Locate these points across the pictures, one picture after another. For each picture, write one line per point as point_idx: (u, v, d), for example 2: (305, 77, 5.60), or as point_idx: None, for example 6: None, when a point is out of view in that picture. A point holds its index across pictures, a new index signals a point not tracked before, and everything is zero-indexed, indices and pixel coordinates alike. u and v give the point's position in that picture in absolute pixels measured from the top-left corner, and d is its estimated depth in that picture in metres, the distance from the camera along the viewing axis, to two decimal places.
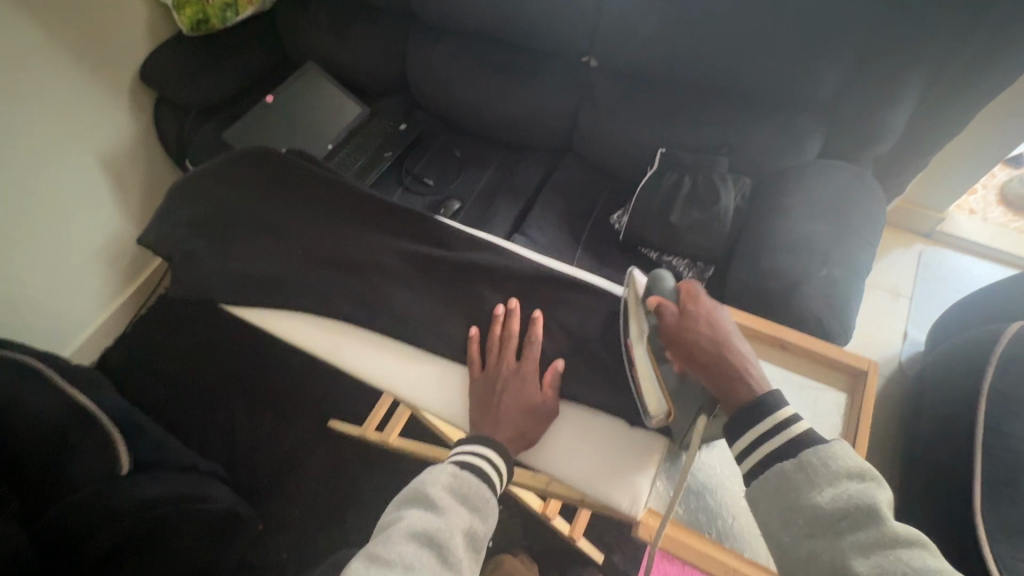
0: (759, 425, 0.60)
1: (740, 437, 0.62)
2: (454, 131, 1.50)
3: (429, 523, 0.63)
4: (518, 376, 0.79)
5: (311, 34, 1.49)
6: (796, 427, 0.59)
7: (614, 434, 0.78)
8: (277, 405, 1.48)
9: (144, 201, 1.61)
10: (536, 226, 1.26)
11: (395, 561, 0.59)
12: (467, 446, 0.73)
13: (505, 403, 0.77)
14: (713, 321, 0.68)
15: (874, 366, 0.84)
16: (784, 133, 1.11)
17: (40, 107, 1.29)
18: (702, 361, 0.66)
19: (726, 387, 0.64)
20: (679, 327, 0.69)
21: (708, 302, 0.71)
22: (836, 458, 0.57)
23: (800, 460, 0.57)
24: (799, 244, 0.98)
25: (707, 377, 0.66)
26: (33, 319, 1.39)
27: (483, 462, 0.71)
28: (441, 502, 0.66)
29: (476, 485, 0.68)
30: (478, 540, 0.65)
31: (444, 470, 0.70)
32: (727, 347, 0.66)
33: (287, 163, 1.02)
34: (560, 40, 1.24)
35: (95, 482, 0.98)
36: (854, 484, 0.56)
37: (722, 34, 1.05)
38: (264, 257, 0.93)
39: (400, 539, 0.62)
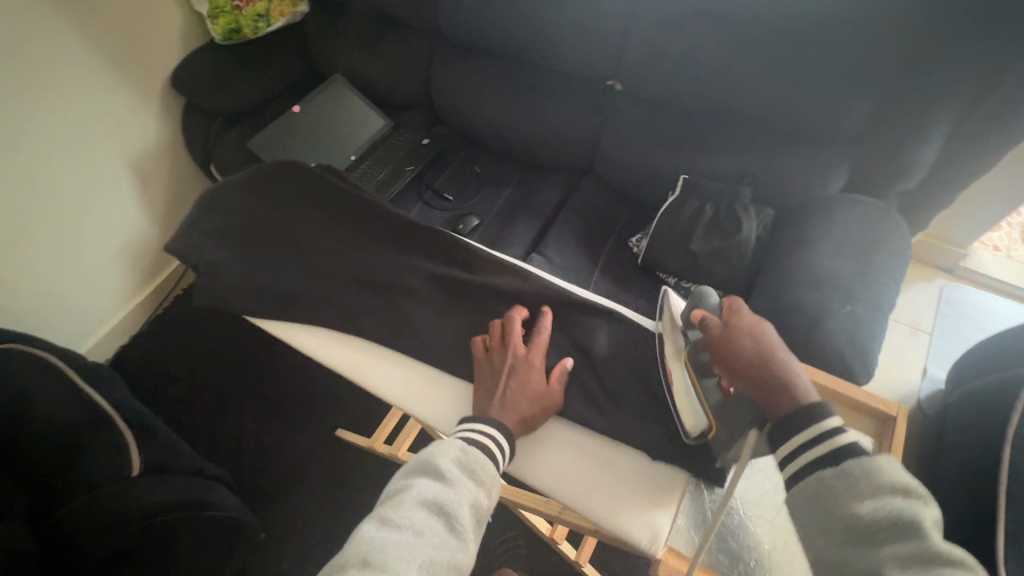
0: (803, 432, 0.59)
1: (781, 445, 0.60)
2: (475, 147, 1.51)
3: (438, 493, 0.64)
4: (528, 363, 0.81)
5: (340, 47, 1.52)
6: (841, 436, 0.57)
7: (633, 469, 0.77)
8: (286, 412, 1.48)
9: (167, 203, 1.64)
10: (554, 246, 1.26)
11: (406, 526, 0.60)
12: (474, 423, 0.73)
13: (512, 387, 0.78)
14: (758, 331, 0.68)
15: (903, 412, 0.84)
16: (809, 165, 1.11)
17: (72, 108, 1.32)
18: (744, 371, 0.66)
19: (772, 396, 0.63)
20: (722, 337, 0.69)
21: (752, 314, 0.71)
22: (880, 470, 0.53)
23: (841, 468, 0.55)
24: (822, 279, 0.97)
25: (751, 389, 0.65)
26: (52, 314, 1.41)
27: (489, 438, 0.71)
28: (450, 474, 0.66)
29: (484, 460, 0.68)
30: (482, 513, 0.65)
31: (453, 444, 0.69)
32: (772, 356, 0.65)
33: (315, 177, 1.02)
34: (584, 63, 1.24)
35: (106, 484, 1.00)
36: (898, 499, 0.52)
37: (750, 63, 1.06)
38: (291, 271, 0.94)
39: (410, 505, 0.62)
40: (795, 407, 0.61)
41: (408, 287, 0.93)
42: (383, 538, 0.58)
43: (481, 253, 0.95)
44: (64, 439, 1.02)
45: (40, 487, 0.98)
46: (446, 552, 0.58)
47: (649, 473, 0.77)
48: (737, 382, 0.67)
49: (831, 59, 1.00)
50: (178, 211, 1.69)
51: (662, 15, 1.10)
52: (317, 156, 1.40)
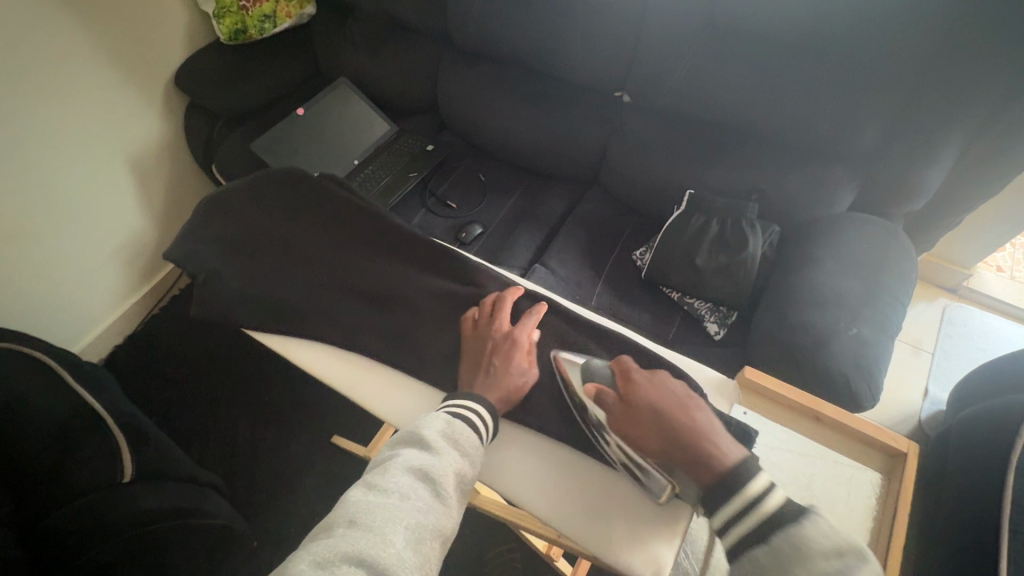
0: (732, 502, 0.56)
1: (717, 514, 0.57)
2: (479, 154, 1.50)
3: (425, 461, 0.63)
4: (512, 341, 0.82)
5: (346, 50, 1.51)
6: (765, 504, 0.55)
7: (638, 499, 0.75)
8: (281, 418, 1.47)
9: (167, 203, 1.62)
10: (557, 258, 1.25)
11: (392, 490, 0.59)
12: (458, 400, 0.73)
13: (493, 364, 0.80)
14: (653, 394, 0.69)
15: (915, 450, 0.76)
16: (816, 183, 1.10)
17: (74, 105, 1.30)
18: (658, 446, 0.65)
19: (693, 461, 0.62)
20: (625, 416, 0.70)
21: (641, 375, 0.73)
22: (809, 540, 0.51)
23: (771, 547, 0.52)
24: (828, 299, 0.96)
25: (671, 460, 0.64)
26: (45, 313, 1.39)
27: (473, 414, 0.71)
28: (437, 444, 0.66)
29: (469, 433, 0.69)
30: (466, 482, 0.65)
31: (438, 417, 0.70)
32: (674, 416, 0.66)
33: (319, 186, 1.02)
34: (594, 72, 1.23)
35: (95, 491, 0.98)
36: (833, 565, 0.49)
37: (761, 79, 1.05)
38: (294, 286, 0.92)
39: (397, 471, 0.61)
40: (715, 467, 0.60)
41: (412, 303, 0.92)
42: (369, 502, 0.58)
43: (484, 270, 0.95)
44: (55, 441, 1.01)
45: (31, 493, 0.94)
46: (432, 517, 0.59)
47: (653, 505, 0.74)
48: (658, 456, 0.66)
49: (843, 78, 0.99)
50: (177, 211, 1.67)
51: (674, 27, 1.09)
52: (320, 162, 1.38)
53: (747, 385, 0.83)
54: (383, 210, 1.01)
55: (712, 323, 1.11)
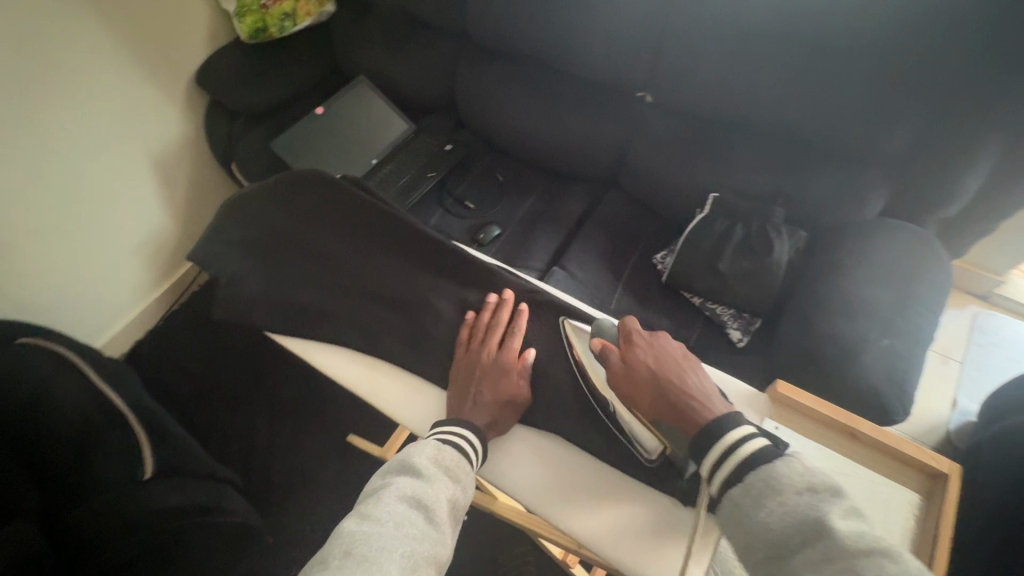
0: (711, 448, 0.61)
1: (701, 460, 0.62)
2: (497, 154, 1.48)
3: (417, 489, 0.64)
4: (498, 364, 0.82)
5: (365, 49, 1.50)
6: (744, 448, 0.59)
7: (663, 513, 0.72)
8: (297, 416, 1.48)
9: (188, 200, 1.64)
10: (576, 260, 1.23)
11: (386, 519, 0.60)
12: (447, 426, 0.73)
13: (480, 391, 0.79)
14: (653, 354, 0.72)
15: (959, 471, 0.73)
16: (846, 187, 1.07)
17: (98, 103, 1.32)
18: (651, 399, 0.69)
19: (680, 415, 0.67)
20: (623, 372, 0.72)
21: (642, 335, 0.75)
22: (781, 477, 0.56)
23: (747, 484, 0.57)
24: (858, 308, 0.93)
25: (662, 414, 0.69)
26: (68, 308, 1.41)
27: (464, 439, 0.72)
28: (429, 472, 0.66)
29: (459, 458, 0.69)
30: (459, 509, 0.66)
31: (428, 443, 0.70)
32: (669, 376, 0.69)
33: (338, 189, 1.01)
34: (616, 71, 1.21)
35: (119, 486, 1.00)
36: (805, 498, 0.55)
37: (790, 80, 1.02)
38: (313, 290, 0.92)
39: (390, 500, 0.62)
40: (697, 421, 0.65)
41: (430, 306, 0.91)
42: (364, 531, 0.59)
43: (509, 278, 0.93)
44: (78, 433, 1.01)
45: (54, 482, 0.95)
46: (426, 545, 0.59)
47: (672, 516, 0.72)
48: (650, 413, 0.70)
49: (877, 80, 0.96)
50: (198, 209, 1.69)
51: (701, 26, 1.06)
52: (338, 162, 1.38)
53: (778, 400, 0.81)
54: (406, 214, 1.00)
55: (734, 329, 1.09)
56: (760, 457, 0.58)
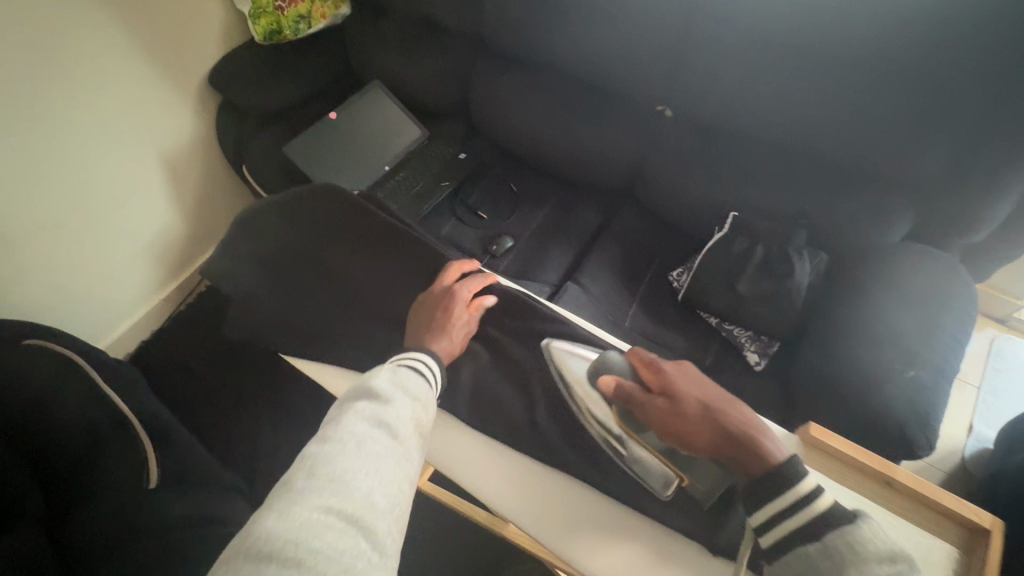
0: (781, 501, 0.62)
1: (759, 513, 0.63)
2: (511, 162, 1.47)
3: (377, 409, 0.66)
4: (453, 293, 0.86)
5: (379, 51, 1.47)
6: (818, 505, 0.61)
7: (681, 558, 0.71)
8: (303, 423, 1.46)
9: (198, 200, 1.63)
10: (590, 275, 1.22)
11: (348, 439, 0.62)
12: (410, 353, 0.77)
13: (428, 313, 0.84)
14: (692, 385, 0.71)
15: (1001, 527, 0.66)
16: (869, 210, 1.04)
17: (110, 103, 1.30)
18: (706, 438, 0.68)
19: (740, 452, 0.66)
20: (665, 405, 0.69)
21: (668, 363, 0.73)
22: (863, 542, 0.58)
23: (825, 545, 0.58)
24: (883, 337, 0.90)
25: (720, 453, 0.67)
26: (75, 307, 1.41)
27: (421, 364, 0.75)
28: (387, 393, 0.68)
29: (416, 379, 0.72)
30: (423, 425, 0.69)
31: (384, 369, 0.72)
32: (717, 411, 0.69)
33: (354, 207, 1.00)
34: (637, 84, 1.18)
35: (121, 493, 0.98)
36: (883, 567, 0.56)
37: (816, 99, 1.00)
38: (324, 313, 0.90)
39: (351, 421, 0.64)
40: (767, 461, 0.64)
41: None
42: (326, 452, 0.60)
43: (528, 301, 0.91)
44: (83, 437, 1.02)
45: (59, 484, 0.96)
46: (392, 460, 0.62)
47: (698, 566, 0.70)
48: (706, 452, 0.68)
49: (909, 103, 0.93)
50: (206, 209, 1.67)
51: (726, 42, 1.03)
52: (351, 169, 1.37)
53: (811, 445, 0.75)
54: (423, 234, 0.99)
55: (752, 352, 1.07)
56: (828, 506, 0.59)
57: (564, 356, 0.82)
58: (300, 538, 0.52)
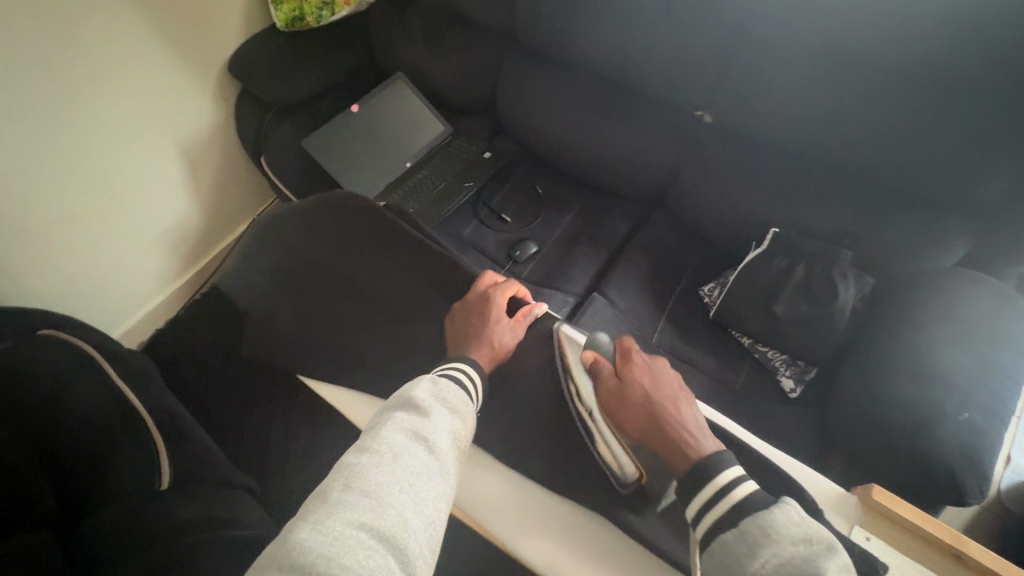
0: (704, 490, 0.58)
1: (689, 505, 0.59)
2: (537, 163, 1.42)
3: (416, 422, 0.63)
4: (494, 301, 0.84)
5: (405, 43, 1.42)
6: (734, 492, 0.57)
7: None
8: (315, 421, 1.44)
9: (215, 189, 1.60)
10: (617, 287, 1.17)
11: (384, 450, 0.59)
12: (450, 364, 0.73)
13: (469, 321, 0.82)
14: (650, 377, 0.71)
15: None
16: (921, 233, 0.98)
17: (128, 88, 1.27)
18: (639, 421, 0.68)
19: (671, 446, 0.64)
20: (615, 386, 0.71)
21: (641, 356, 0.74)
22: (777, 525, 0.53)
23: (739, 529, 0.54)
24: (933, 374, 0.85)
25: (645, 437, 0.67)
26: (91, 296, 1.40)
27: (463, 376, 0.71)
28: (427, 404, 0.65)
29: (457, 391, 0.68)
30: (461, 441, 0.65)
31: (425, 378, 0.69)
32: (665, 404, 0.68)
33: (380, 216, 0.97)
34: (677, 88, 1.12)
35: (134, 495, 0.93)
36: (800, 550, 0.51)
37: (872, 112, 0.93)
38: (343, 325, 0.87)
39: (389, 433, 0.61)
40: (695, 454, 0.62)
41: None
42: (363, 464, 0.58)
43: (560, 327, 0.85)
44: (96, 436, 0.99)
45: (70, 482, 0.93)
46: (426, 476, 0.58)
47: None
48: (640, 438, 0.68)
49: (979, 121, 0.85)
50: (224, 199, 1.65)
51: (780, 49, 0.97)
52: (373, 166, 1.33)
53: (877, 511, 0.65)
54: (448, 248, 0.96)
55: (787, 377, 1.02)
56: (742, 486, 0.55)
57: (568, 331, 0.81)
58: (330, 553, 0.49)
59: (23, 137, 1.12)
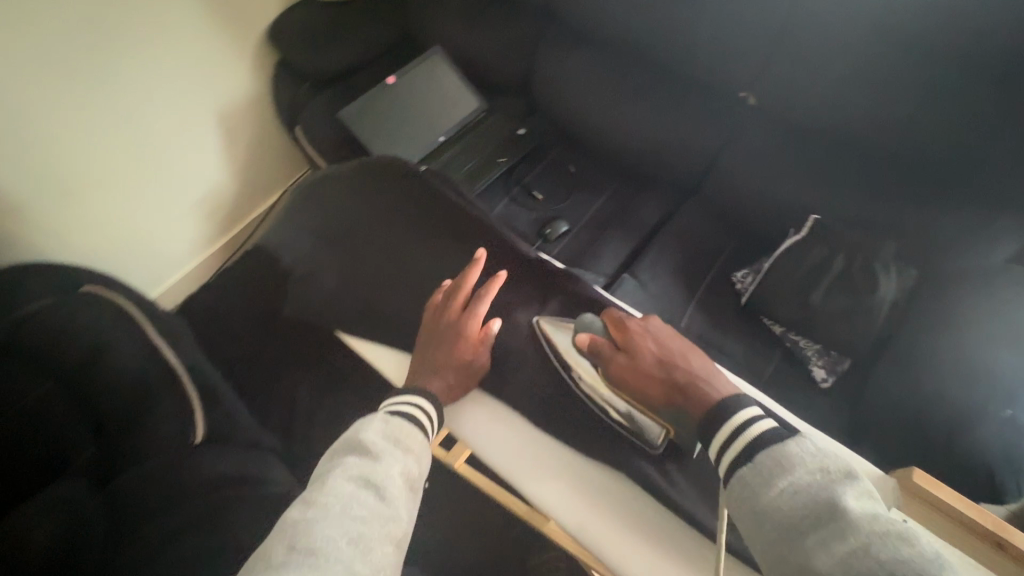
0: (721, 428, 0.58)
1: (710, 445, 0.58)
2: (571, 144, 1.40)
3: (365, 466, 0.60)
4: (460, 325, 0.78)
5: (443, 16, 1.40)
6: (750, 431, 0.55)
7: None
8: (341, 390, 1.47)
9: (250, 158, 1.62)
10: (648, 270, 1.16)
11: (330, 503, 0.55)
12: (403, 398, 0.71)
13: (431, 353, 0.77)
14: (653, 339, 0.71)
15: None
16: (973, 230, 0.93)
17: (168, 53, 1.28)
18: (657, 385, 0.67)
19: (692, 399, 0.64)
20: (625, 359, 0.70)
21: (635, 321, 0.74)
22: (790, 456, 0.52)
23: (755, 463, 0.53)
24: (974, 371, 0.84)
25: (672, 400, 0.66)
26: (128, 258, 1.44)
27: (414, 411, 0.69)
28: (375, 447, 0.62)
29: (409, 430, 0.66)
30: (414, 480, 0.62)
31: (375, 419, 0.67)
32: (676, 359, 0.68)
33: (417, 184, 0.99)
34: (721, 69, 1.09)
35: (171, 449, 0.97)
36: (816, 479, 0.50)
37: (928, 99, 0.90)
38: (376, 291, 0.88)
39: (335, 483, 0.57)
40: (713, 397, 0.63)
41: (509, 316, 0.87)
42: (308, 519, 0.54)
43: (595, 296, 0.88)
44: (131, 387, 1.00)
45: (110, 434, 0.98)
46: (376, 522, 0.55)
47: None
48: (661, 400, 0.67)
49: None
50: (259, 166, 1.67)
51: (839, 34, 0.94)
52: (406, 138, 1.33)
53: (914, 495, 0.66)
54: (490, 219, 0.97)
55: (818, 367, 1.01)
56: (767, 439, 0.54)
57: (549, 325, 0.82)
58: None
59: (60, 102, 1.14)
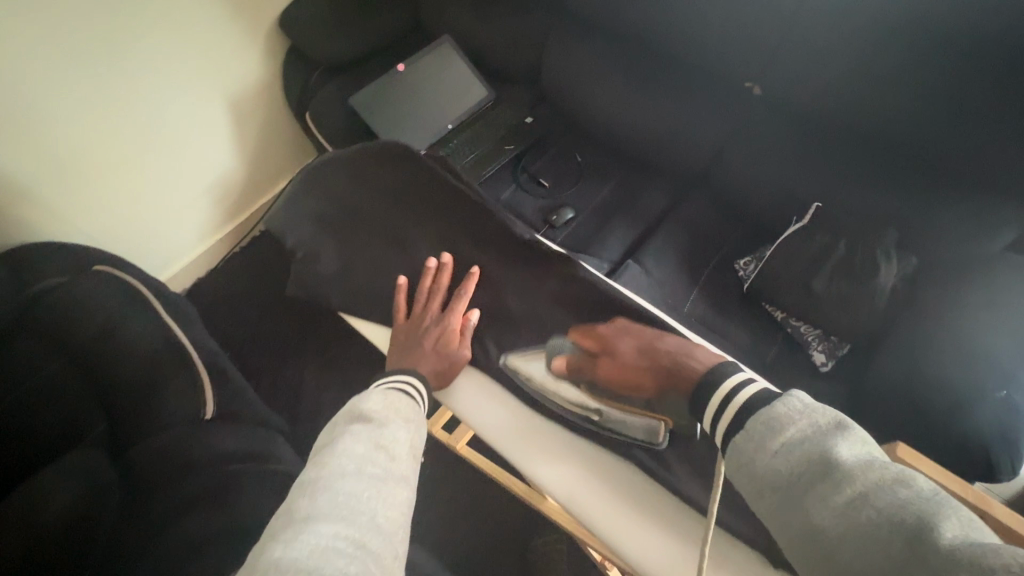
0: (712, 399, 0.60)
1: (704, 417, 0.61)
2: (577, 133, 1.42)
3: (373, 432, 0.62)
4: (441, 324, 0.83)
5: (453, 6, 1.42)
6: (738, 399, 0.57)
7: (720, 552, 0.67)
8: (345, 373, 1.49)
9: (258, 145, 1.64)
10: (652, 256, 1.18)
11: (345, 463, 0.56)
12: (396, 376, 0.73)
13: (417, 346, 0.81)
14: (630, 336, 0.75)
15: None
16: (973, 220, 0.95)
17: (181, 38, 1.30)
18: (648, 377, 0.70)
19: (679, 380, 0.66)
20: (609, 361, 0.74)
21: (602, 326, 0.79)
22: (779, 416, 0.53)
23: (746, 429, 0.54)
24: (973, 355, 0.86)
25: (670, 386, 0.68)
26: (137, 240, 1.46)
27: (409, 387, 0.72)
28: (379, 415, 0.64)
29: (409, 402, 0.69)
30: (418, 446, 0.64)
31: (375, 392, 0.69)
32: (654, 344, 0.72)
33: (424, 167, 0.99)
34: (728, 59, 1.11)
35: (180, 424, 0.98)
36: (808, 434, 0.51)
37: (932, 90, 0.91)
38: (385, 271, 0.90)
39: (346, 446, 0.59)
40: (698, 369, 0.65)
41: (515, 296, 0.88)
42: (324, 477, 0.55)
43: (595, 279, 0.88)
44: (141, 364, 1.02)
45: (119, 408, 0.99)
46: (389, 480, 0.57)
47: (727, 559, 0.66)
48: (656, 389, 0.69)
49: None
50: (267, 152, 1.68)
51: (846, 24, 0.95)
52: (414, 126, 1.34)
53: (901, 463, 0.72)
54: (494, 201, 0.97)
55: (819, 352, 1.02)
56: (756, 403, 0.56)
57: (522, 359, 0.82)
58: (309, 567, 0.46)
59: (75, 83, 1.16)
